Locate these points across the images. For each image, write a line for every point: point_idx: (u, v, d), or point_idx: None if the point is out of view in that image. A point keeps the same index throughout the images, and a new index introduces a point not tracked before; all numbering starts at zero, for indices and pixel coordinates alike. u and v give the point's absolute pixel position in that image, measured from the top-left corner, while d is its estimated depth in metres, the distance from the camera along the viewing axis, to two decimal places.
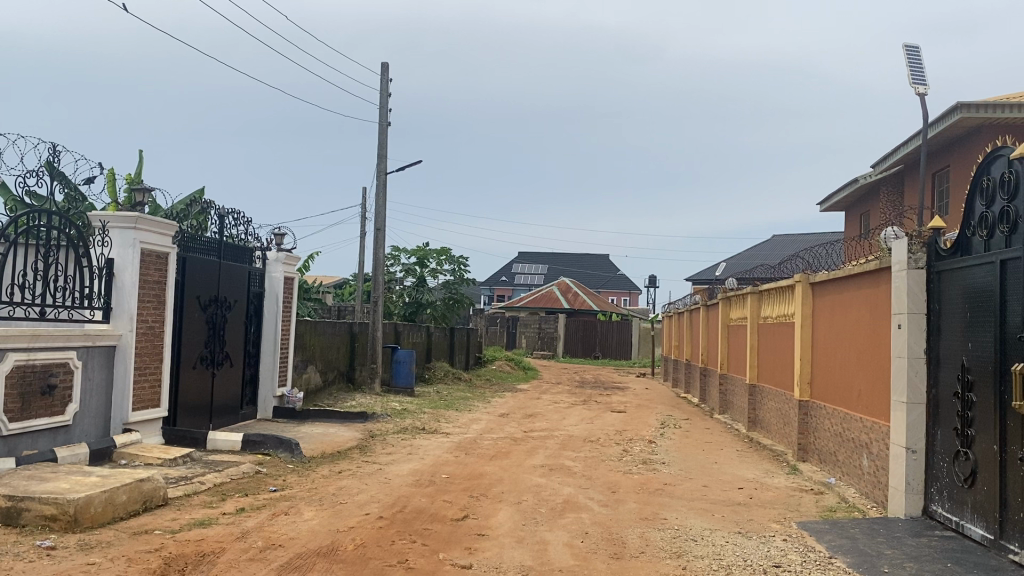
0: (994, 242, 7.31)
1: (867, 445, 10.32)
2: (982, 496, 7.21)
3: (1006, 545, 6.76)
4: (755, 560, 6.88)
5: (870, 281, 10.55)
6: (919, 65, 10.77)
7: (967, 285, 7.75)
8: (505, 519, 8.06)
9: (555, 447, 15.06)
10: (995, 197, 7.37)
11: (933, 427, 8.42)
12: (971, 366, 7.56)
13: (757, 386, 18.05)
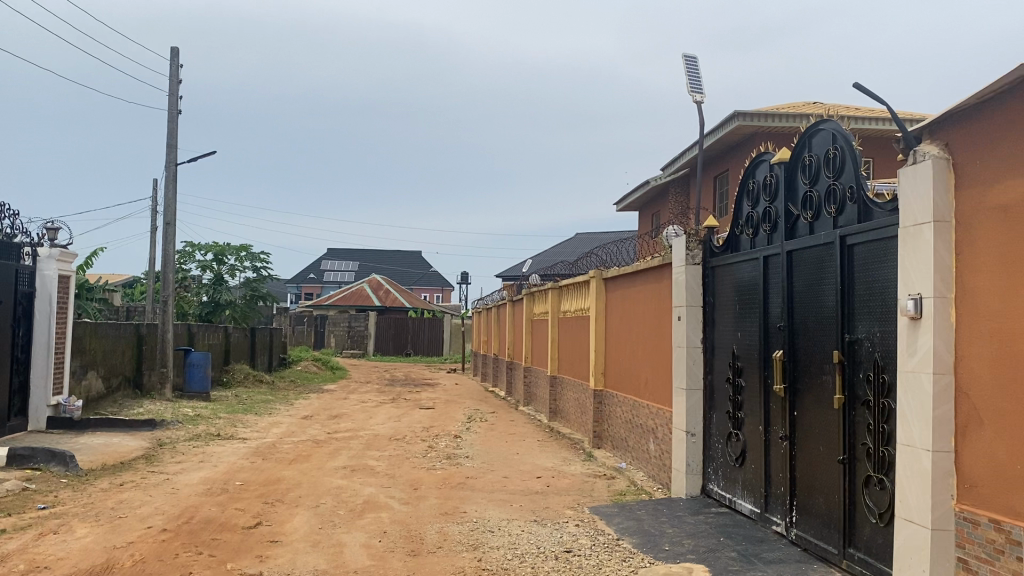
0: (758, 239, 7.96)
1: (653, 430, 10.97)
2: (750, 473, 7.85)
3: (770, 517, 7.39)
4: (547, 547, 7.11)
5: (656, 275, 11.20)
6: (697, 74, 11.49)
7: (736, 280, 8.41)
8: (300, 524, 7.83)
9: (358, 447, 14.87)
10: (759, 198, 8.02)
11: (709, 411, 9.08)
12: (741, 354, 8.21)
13: (557, 377, 18.70)
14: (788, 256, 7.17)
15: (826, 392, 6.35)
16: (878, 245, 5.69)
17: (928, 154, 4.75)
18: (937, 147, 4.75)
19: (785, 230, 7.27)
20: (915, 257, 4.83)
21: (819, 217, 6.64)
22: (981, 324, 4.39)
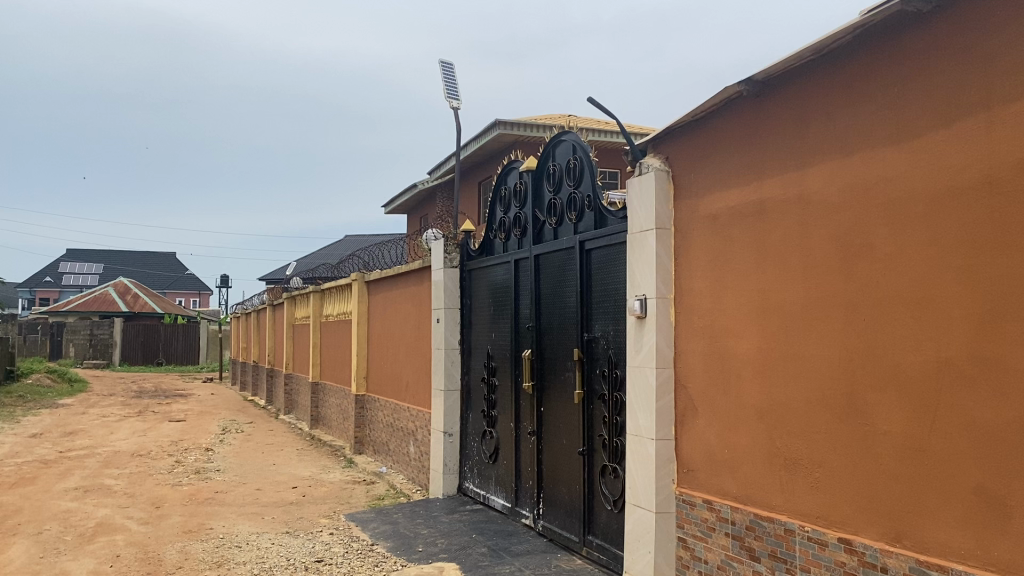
0: (510, 243, 8.23)
1: (412, 432, 11.03)
2: (503, 469, 8.09)
3: (521, 511, 7.65)
4: (297, 558, 6.93)
5: (415, 279, 11.25)
6: (453, 81, 11.67)
7: (491, 283, 8.64)
8: (16, 554, 7.05)
9: (95, 466, 13.66)
10: (510, 204, 8.29)
11: (465, 411, 9.26)
12: (494, 354, 8.46)
13: (319, 384, 18.26)
14: (536, 259, 7.47)
15: (568, 389, 6.68)
16: (612, 250, 6.08)
17: (653, 165, 5.14)
18: (661, 159, 5.15)
19: (533, 235, 7.57)
20: (641, 261, 5.21)
21: (562, 223, 6.98)
22: (697, 322, 4.81)
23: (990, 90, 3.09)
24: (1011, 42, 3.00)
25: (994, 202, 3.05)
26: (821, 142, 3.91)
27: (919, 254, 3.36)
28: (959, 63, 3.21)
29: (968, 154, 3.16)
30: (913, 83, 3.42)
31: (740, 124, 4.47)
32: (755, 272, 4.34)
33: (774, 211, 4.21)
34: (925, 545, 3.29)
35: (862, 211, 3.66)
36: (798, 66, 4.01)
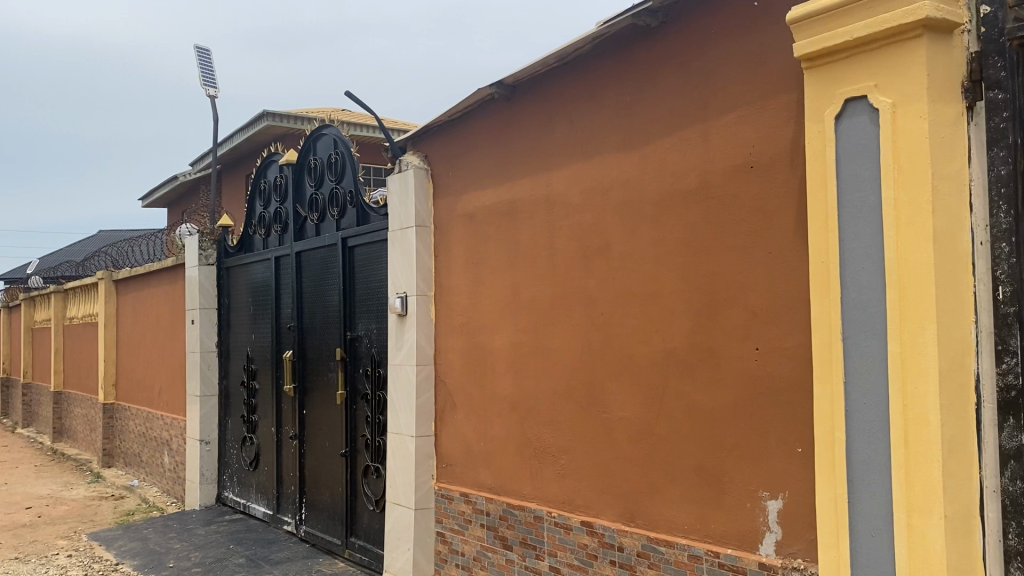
0: (270, 240, 7.93)
1: (167, 442, 10.34)
2: (264, 476, 7.78)
3: (282, 517, 7.40)
4: None
5: (169, 278, 10.54)
6: (210, 68, 11.06)
7: (250, 282, 8.29)
8: None
9: None
10: (270, 199, 7.98)
11: (224, 417, 8.82)
12: (255, 356, 8.11)
13: (62, 394, 16.65)
14: (297, 257, 7.25)
15: (330, 389, 6.54)
16: (373, 248, 6.03)
17: (412, 162, 5.15)
18: (419, 157, 5.17)
19: (294, 232, 7.33)
20: (401, 258, 5.19)
21: (324, 219, 6.83)
22: (455, 318, 4.88)
23: (706, 102, 3.37)
24: (723, 60, 3.29)
25: (710, 204, 3.33)
26: (565, 145, 4.08)
27: (649, 251, 3.60)
28: (680, 77, 3.48)
29: (689, 160, 3.43)
30: (644, 92, 3.65)
31: (493, 124, 4.57)
32: (506, 270, 4.46)
33: (523, 210, 4.35)
34: (655, 523, 3.54)
35: (601, 210, 3.86)
36: (544, 71, 4.16)
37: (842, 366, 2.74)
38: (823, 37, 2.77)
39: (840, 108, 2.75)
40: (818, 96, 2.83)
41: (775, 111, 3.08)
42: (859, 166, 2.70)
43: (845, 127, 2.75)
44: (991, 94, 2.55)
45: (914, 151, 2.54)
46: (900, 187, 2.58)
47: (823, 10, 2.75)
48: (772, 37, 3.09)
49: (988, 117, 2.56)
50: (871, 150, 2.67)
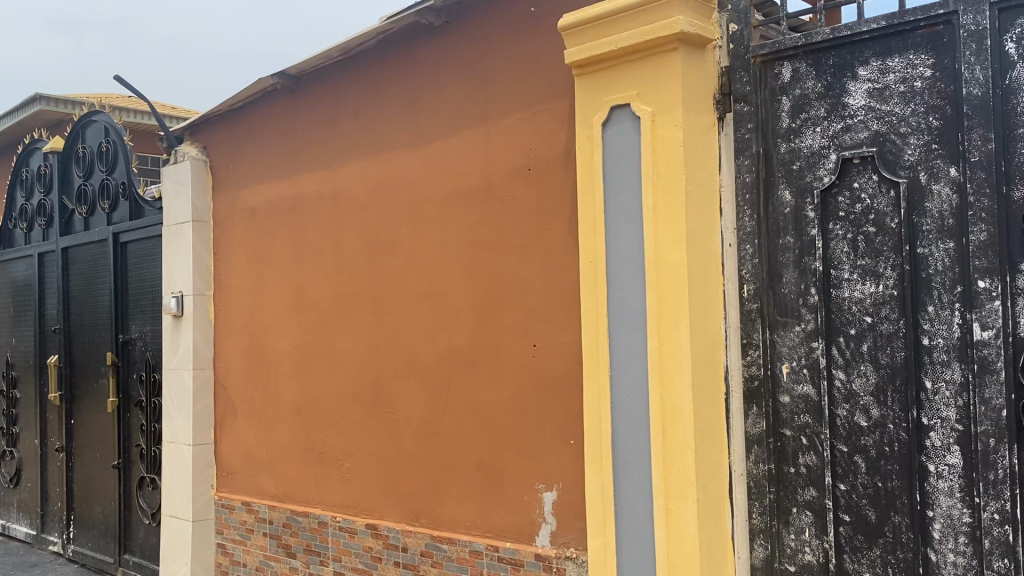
0: (33, 234, 7.24)
1: None
2: (26, 493, 7.10)
3: (47, 537, 6.78)
4: None
5: None
6: None
7: (11, 281, 7.53)
8: None
9: None
10: (33, 190, 7.28)
11: None
12: (16, 362, 7.38)
13: None
14: (63, 254, 6.66)
15: (101, 396, 6.07)
16: (148, 244, 5.65)
17: (189, 153, 4.87)
18: (198, 148, 4.90)
19: (60, 226, 6.73)
20: (176, 255, 4.88)
21: (94, 213, 6.32)
22: (235, 319, 4.66)
23: (486, 104, 3.41)
24: (502, 63, 3.34)
25: (490, 203, 3.38)
26: (350, 141, 4.01)
27: (433, 251, 3.60)
28: (462, 77, 3.50)
29: (470, 160, 3.46)
30: (428, 90, 3.65)
31: (276, 117, 4.41)
32: (290, 268, 4.32)
33: (308, 207, 4.23)
34: (438, 521, 3.55)
35: (385, 209, 3.83)
36: (329, 65, 4.07)
37: (608, 361, 2.88)
38: (591, 45, 2.90)
39: (607, 115, 2.90)
40: (589, 102, 2.96)
41: (550, 115, 3.17)
42: (623, 170, 2.86)
43: (611, 133, 2.90)
44: (738, 106, 2.80)
45: (671, 159, 2.73)
46: (658, 192, 2.76)
47: (590, 19, 2.88)
48: (546, 43, 3.19)
49: (735, 127, 2.82)
50: (634, 156, 2.84)
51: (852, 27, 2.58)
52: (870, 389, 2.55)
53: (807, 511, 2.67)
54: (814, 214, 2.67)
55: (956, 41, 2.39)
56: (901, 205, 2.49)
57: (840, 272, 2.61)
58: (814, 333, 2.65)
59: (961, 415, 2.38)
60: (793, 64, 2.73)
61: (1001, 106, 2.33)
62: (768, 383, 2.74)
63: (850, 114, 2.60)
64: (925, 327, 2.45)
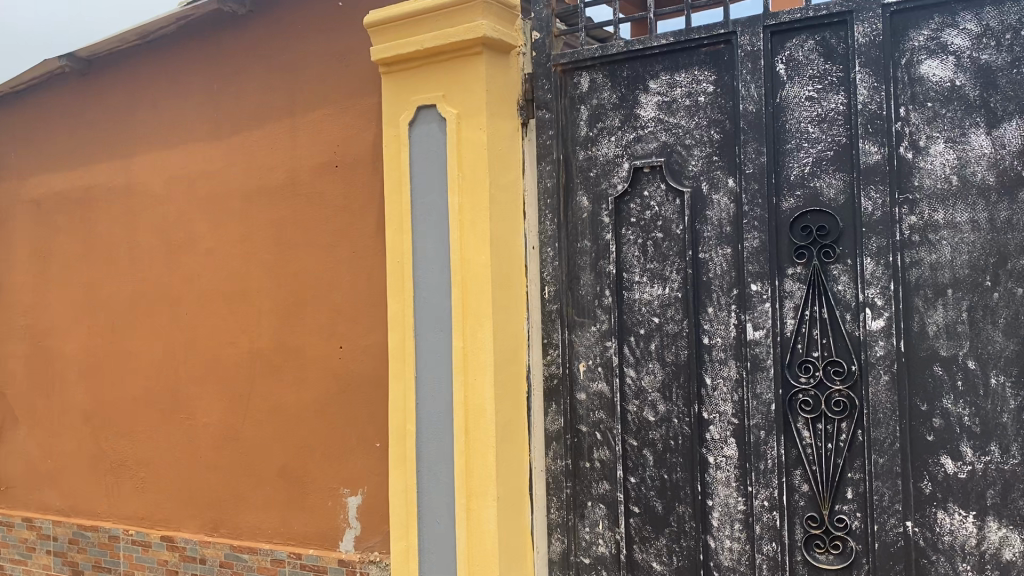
0: None
1: None
2: None
3: None
4: None
5: None
6: None
7: None
8: None
9: None
10: None
11: None
12: None
13: None
14: None
15: None
16: None
17: None
18: None
19: None
20: None
21: None
22: (17, 320, 4.28)
23: (292, 98, 3.31)
24: (309, 57, 3.26)
25: (295, 201, 3.29)
26: (147, 131, 3.78)
27: (235, 249, 3.46)
28: (267, 70, 3.39)
29: (275, 156, 3.35)
30: (231, 82, 3.50)
31: (65, 102, 4.09)
32: (79, 265, 4.02)
33: (99, 200, 3.95)
34: (238, 530, 3.41)
35: (185, 204, 3.63)
36: (125, 49, 3.82)
37: (413, 362, 2.87)
38: (398, 44, 2.88)
39: (413, 114, 2.89)
40: (395, 100, 2.94)
41: (357, 113, 3.13)
42: (430, 170, 2.86)
43: (418, 133, 2.89)
44: (540, 112, 2.91)
45: (475, 161, 2.76)
46: (464, 193, 2.78)
47: (396, 18, 2.86)
48: (354, 40, 3.14)
49: (538, 133, 2.92)
50: (439, 156, 2.84)
51: (644, 42, 2.73)
52: (658, 386, 2.71)
53: (600, 504, 2.81)
54: (609, 219, 2.79)
55: (733, 60, 2.59)
56: (685, 212, 2.66)
57: (631, 274, 2.76)
58: (608, 333, 2.78)
59: (737, 409, 2.58)
60: (590, 74, 2.85)
61: (773, 124, 2.52)
62: (566, 381, 2.86)
63: (642, 125, 2.75)
64: (705, 327, 2.63)
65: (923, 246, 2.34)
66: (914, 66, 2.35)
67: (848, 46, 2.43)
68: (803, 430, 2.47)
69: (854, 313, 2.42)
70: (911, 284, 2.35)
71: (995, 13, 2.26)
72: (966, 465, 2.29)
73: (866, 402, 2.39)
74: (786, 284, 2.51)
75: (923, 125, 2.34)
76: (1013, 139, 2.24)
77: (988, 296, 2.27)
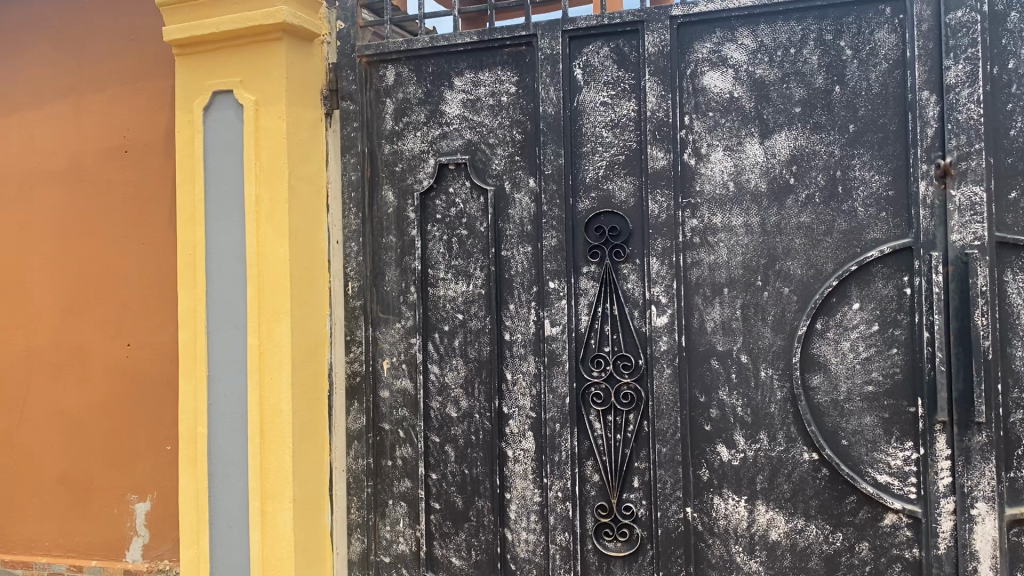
0: None
1: None
2: None
3: None
4: None
5: None
6: None
7: None
8: None
9: None
10: None
11: None
12: None
13: None
14: None
15: None
16: None
17: None
18: None
19: None
20: None
21: None
22: None
23: (76, 77, 3.07)
24: (96, 33, 3.04)
25: (79, 187, 3.05)
26: None
27: (10, 238, 3.17)
28: (48, 44, 3.13)
29: (56, 138, 3.09)
30: (7, 55, 3.20)
31: None
32: None
33: None
34: (11, 544, 3.13)
35: None
36: None
37: (206, 359, 2.73)
38: (192, 24, 2.74)
39: (208, 99, 2.75)
40: (189, 84, 2.79)
41: (151, 95, 2.95)
42: (225, 158, 2.74)
43: (213, 119, 2.76)
44: (345, 103, 2.84)
45: (274, 150, 2.67)
46: (261, 184, 2.68)
47: None
48: (147, 18, 2.96)
49: (343, 125, 2.85)
50: (236, 144, 2.72)
51: (448, 38, 2.73)
52: (460, 381, 2.72)
53: (402, 502, 2.79)
54: (414, 215, 2.77)
55: (535, 62, 2.64)
56: (488, 210, 2.68)
57: (436, 271, 2.75)
58: (412, 329, 2.77)
59: (534, 404, 2.63)
60: (395, 68, 2.82)
61: (570, 126, 2.60)
62: (369, 379, 2.81)
63: (446, 121, 2.75)
64: (506, 324, 2.67)
65: (704, 247, 2.48)
66: (697, 77, 2.49)
67: (639, 54, 2.54)
68: (595, 422, 2.56)
69: (642, 310, 2.53)
70: (693, 283, 2.49)
71: (769, 30, 2.42)
72: (739, 452, 2.45)
73: (652, 395, 2.50)
74: (581, 281, 2.59)
75: (704, 133, 2.48)
76: (783, 149, 2.41)
77: (760, 294, 2.43)
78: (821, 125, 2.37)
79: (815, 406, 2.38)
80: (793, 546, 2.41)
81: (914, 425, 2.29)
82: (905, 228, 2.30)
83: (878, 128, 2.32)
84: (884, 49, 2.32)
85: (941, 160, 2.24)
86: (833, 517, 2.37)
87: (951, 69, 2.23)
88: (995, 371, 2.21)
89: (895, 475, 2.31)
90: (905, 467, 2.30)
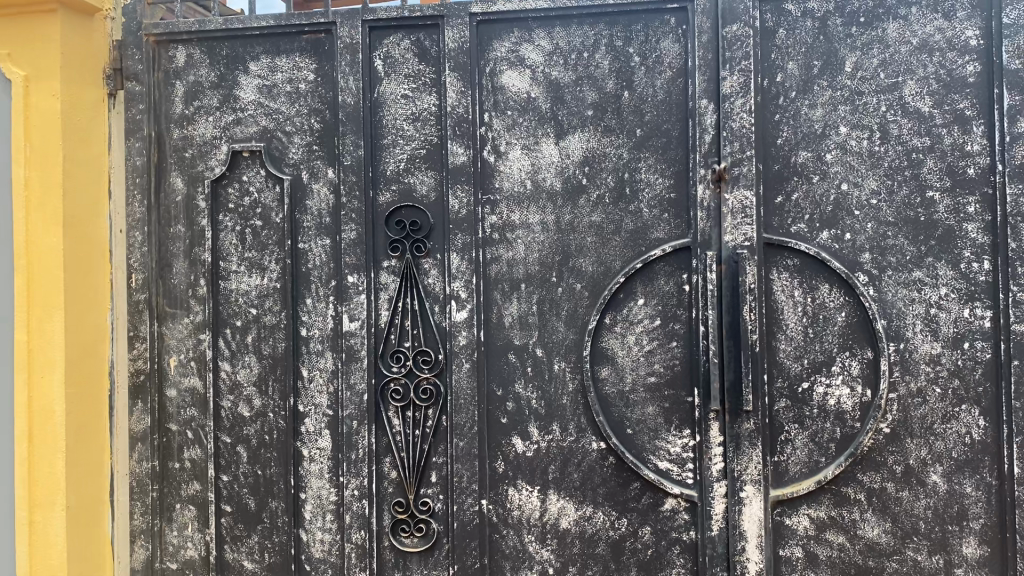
0: None
1: None
2: None
3: None
4: None
5: None
6: None
7: None
8: None
9: None
10: None
11: None
12: None
13: None
14: None
15: None
16: None
17: None
18: None
19: None
20: None
21: None
22: None
23: None
24: None
25: None
26: None
27: None
28: None
29: None
30: None
31: None
32: None
33: None
34: None
35: None
36: None
37: None
38: None
39: None
40: None
41: None
42: None
43: None
44: (130, 84, 2.67)
45: (47, 131, 2.46)
46: (31, 167, 2.46)
47: None
48: None
49: (127, 107, 2.68)
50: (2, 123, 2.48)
51: (243, 21, 2.62)
52: (253, 379, 2.62)
53: (190, 506, 2.66)
54: (205, 205, 2.65)
55: (333, 51, 2.58)
56: (284, 200, 2.60)
57: (228, 263, 2.64)
58: (202, 325, 2.64)
59: (331, 400, 2.58)
60: (186, 49, 2.68)
61: (370, 117, 2.56)
62: (154, 377, 2.66)
63: (241, 107, 2.64)
64: (303, 319, 2.60)
65: (502, 244, 2.51)
66: (496, 75, 2.52)
67: (439, 50, 2.54)
68: (393, 418, 2.54)
69: (441, 305, 2.53)
70: (490, 278, 2.52)
71: (563, 33, 2.49)
72: (532, 444, 2.51)
73: (449, 389, 2.51)
74: (381, 276, 2.56)
75: (502, 131, 2.51)
76: (576, 149, 2.48)
77: (554, 290, 2.49)
78: (610, 129, 2.46)
79: (603, 397, 2.48)
80: (582, 533, 2.49)
81: (691, 414, 2.43)
82: (684, 228, 2.43)
83: (662, 133, 2.44)
84: (668, 58, 2.44)
85: (716, 165, 2.38)
86: (618, 504, 2.48)
87: (726, 80, 2.37)
88: (762, 362, 2.38)
89: (674, 462, 2.44)
90: (683, 454, 2.43)
